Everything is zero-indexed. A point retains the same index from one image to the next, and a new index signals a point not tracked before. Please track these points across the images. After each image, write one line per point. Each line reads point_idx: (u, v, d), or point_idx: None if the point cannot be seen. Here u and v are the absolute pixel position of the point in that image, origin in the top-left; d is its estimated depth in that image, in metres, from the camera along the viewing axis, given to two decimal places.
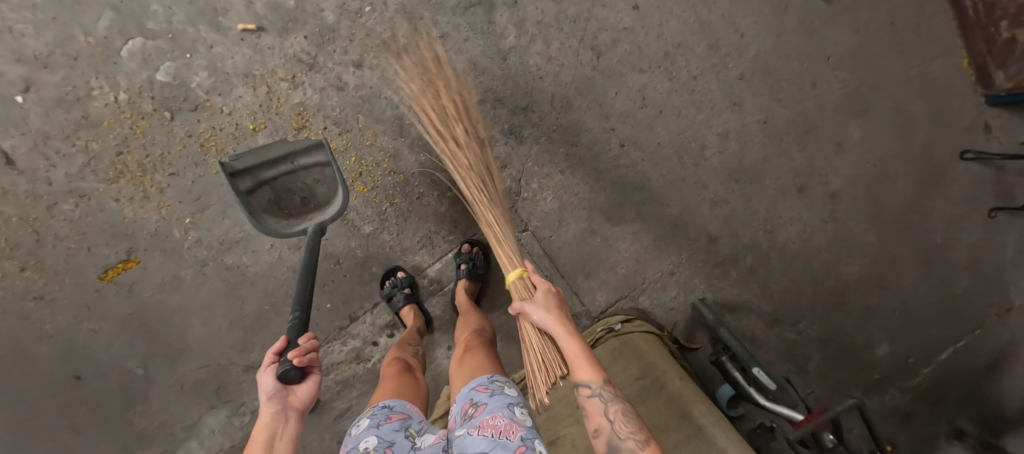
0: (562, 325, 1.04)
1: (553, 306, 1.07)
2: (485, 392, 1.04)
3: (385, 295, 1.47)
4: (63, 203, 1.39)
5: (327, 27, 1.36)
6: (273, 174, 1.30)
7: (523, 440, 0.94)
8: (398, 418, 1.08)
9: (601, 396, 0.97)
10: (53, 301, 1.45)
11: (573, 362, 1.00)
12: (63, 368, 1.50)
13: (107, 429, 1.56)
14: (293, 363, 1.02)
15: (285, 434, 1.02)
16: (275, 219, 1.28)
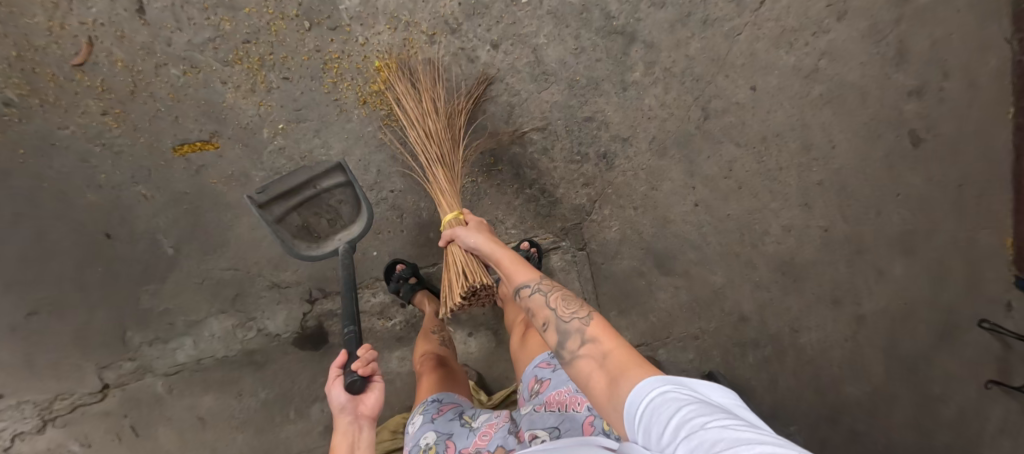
0: (487, 240, 1.23)
1: (482, 230, 1.26)
2: (547, 368, 1.27)
3: (393, 290, 1.52)
4: (171, 67, 1.39)
5: (482, 3, 1.41)
6: (299, 201, 1.36)
7: (588, 409, 1.15)
8: (450, 408, 1.29)
9: (540, 291, 1.06)
10: (119, 154, 1.43)
11: (512, 270, 1.14)
12: (99, 222, 1.47)
13: (113, 297, 1.53)
14: (357, 373, 1.13)
15: (361, 442, 1.13)
16: (306, 243, 1.38)
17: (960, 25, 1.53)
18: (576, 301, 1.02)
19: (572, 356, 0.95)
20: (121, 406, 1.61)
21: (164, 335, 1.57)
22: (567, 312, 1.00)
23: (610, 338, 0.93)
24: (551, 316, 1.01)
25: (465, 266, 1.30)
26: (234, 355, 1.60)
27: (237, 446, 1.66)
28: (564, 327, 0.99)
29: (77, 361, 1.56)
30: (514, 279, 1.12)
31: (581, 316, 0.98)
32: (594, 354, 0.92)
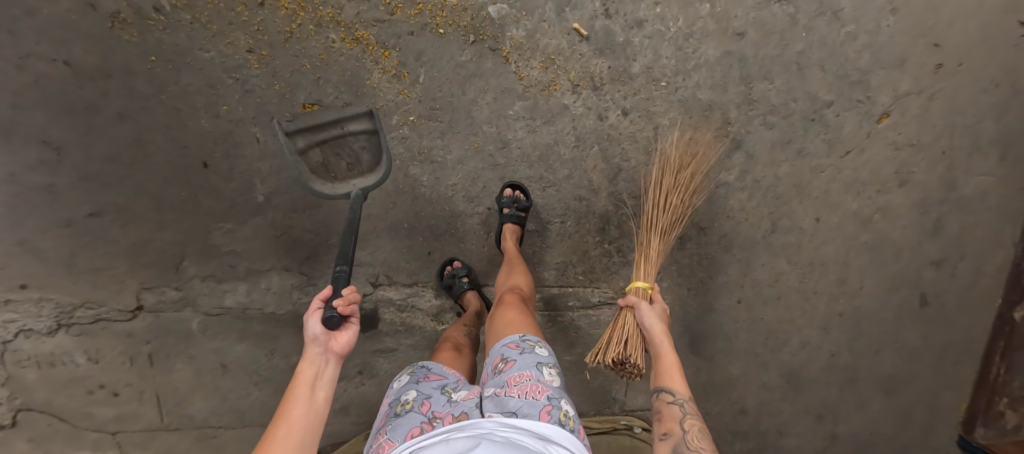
0: (670, 350, 1.27)
1: (659, 317, 1.34)
2: (515, 349, 1.18)
3: (445, 284, 1.58)
4: (330, 31, 1.41)
5: (628, 73, 1.52)
6: (325, 137, 1.39)
7: (547, 399, 1.06)
8: (436, 379, 1.21)
9: (681, 407, 1.20)
10: (249, 92, 1.43)
11: (666, 371, 1.26)
12: (201, 150, 1.45)
13: (185, 223, 1.50)
14: (337, 309, 1.12)
15: (326, 375, 1.10)
16: (322, 182, 1.39)
17: (990, 222, 1.78)
18: (706, 437, 1.17)
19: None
20: (150, 331, 1.57)
21: (220, 275, 1.56)
22: (693, 442, 1.16)
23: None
24: (676, 432, 1.18)
25: (627, 337, 1.38)
26: (282, 314, 1.61)
27: (248, 400, 1.66)
28: (678, 449, 1.16)
29: (121, 275, 1.52)
30: (659, 381, 1.26)
31: (700, 450, 1.14)
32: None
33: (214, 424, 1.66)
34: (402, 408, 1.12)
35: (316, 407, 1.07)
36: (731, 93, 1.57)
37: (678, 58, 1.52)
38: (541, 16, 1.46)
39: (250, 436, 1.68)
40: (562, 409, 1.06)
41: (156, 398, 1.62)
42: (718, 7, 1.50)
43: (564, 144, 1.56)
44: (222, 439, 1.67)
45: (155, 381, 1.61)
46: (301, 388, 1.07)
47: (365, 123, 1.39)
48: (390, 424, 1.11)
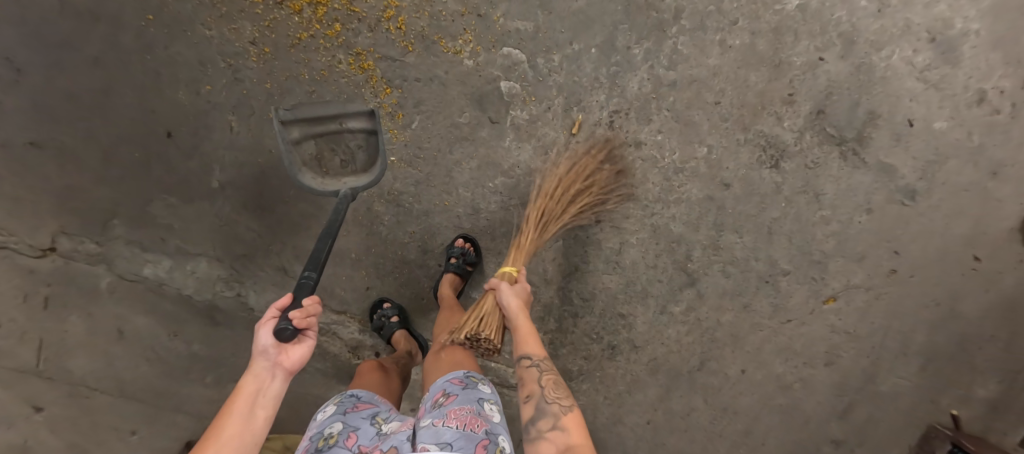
0: (517, 308, 1.30)
1: (521, 297, 1.32)
2: (458, 384, 1.11)
3: (376, 325, 1.54)
4: (339, 53, 1.40)
5: (611, 186, 1.53)
6: (322, 130, 1.32)
7: (486, 433, 0.99)
8: (366, 408, 1.14)
9: (537, 367, 1.21)
10: (238, 82, 1.40)
11: (521, 340, 1.27)
12: (169, 119, 1.42)
13: (129, 183, 1.46)
14: (292, 322, 1.04)
15: (269, 391, 1.04)
16: (313, 175, 1.33)
17: (906, 429, 1.79)
18: (565, 393, 1.17)
19: (537, 433, 1.11)
20: (54, 274, 1.49)
21: (146, 244, 1.51)
22: (552, 396, 1.16)
23: (578, 437, 1.07)
24: (536, 392, 1.18)
25: (482, 315, 1.33)
26: (199, 300, 1.58)
27: (135, 373, 1.56)
28: (542, 406, 1.15)
29: (44, 212, 1.44)
30: (519, 349, 1.26)
31: (562, 403, 1.14)
32: (555, 441, 1.07)
33: (91, 385, 1.51)
34: (325, 442, 1.04)
35: (252, 426, 1.01)
36: (701, 234, 1.59)
37: (662, 187, 1.55)
38: (547, 106, 1.47)
39: (127, 407, 1.54)
40: (500, 446, 0.98)
41: (36, 340, 1.46)
42: (714, 154, 1.53)
43: (530, 228, 1.56)
44: (95, 402, 1.50)
45: (41, 323, 1.47)
46: (240, 402, 1.01)
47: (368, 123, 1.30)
48: None
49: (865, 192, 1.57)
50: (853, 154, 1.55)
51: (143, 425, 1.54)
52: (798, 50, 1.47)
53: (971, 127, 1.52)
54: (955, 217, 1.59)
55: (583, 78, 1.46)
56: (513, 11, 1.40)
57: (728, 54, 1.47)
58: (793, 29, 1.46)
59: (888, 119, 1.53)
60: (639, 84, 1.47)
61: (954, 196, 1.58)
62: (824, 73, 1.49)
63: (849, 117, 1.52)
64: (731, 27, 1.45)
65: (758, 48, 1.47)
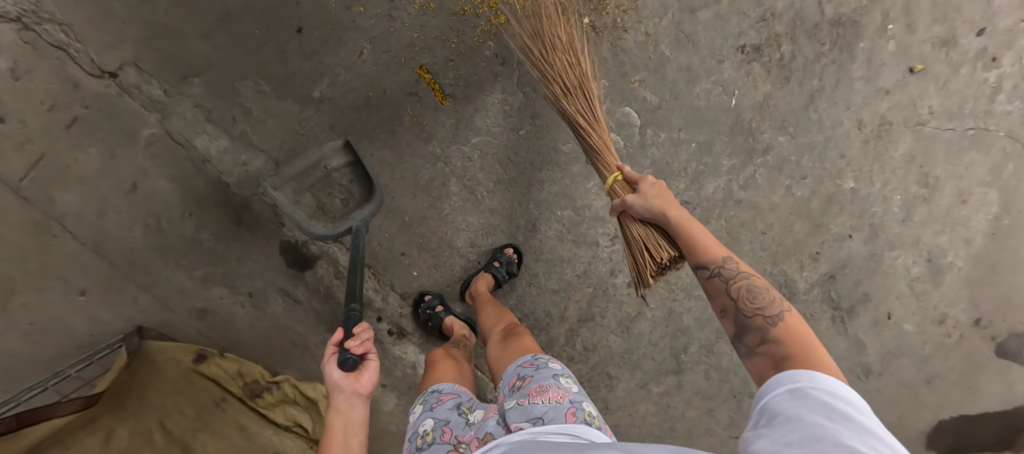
0: (665, 214, 1.09)
1: (654, 192, 1.13)
2: (529, 367, 1.14)
3: (423, 318, 1.57)
4: (490, 40, 1.46)
5: None
6: (311, 180, 1.39)
7: (571, 402, 1.02)
8: (450, 399, 1.17)
9: (722, 276, 0.98)
10: (391, 16, 1.39)
11: (689, 247, 1.05)
12: (307, 15, 1.37)
13: (230, 53, 1.38)
14: (351, 350, 1.07)
15: (356, 419, 1.07)
16: (325, 223, 1.37)
17: None
18: (767, 296, 0.94)
19: (746, 351, 0.93)
20: (98, 100, 1.37)
21: (214, 115, 1.43)
22: (750, 307, 0.94)
23: (797, 344, 0.87)
24: (731, 305, 0.96)
25: (644, 238, 1.17)
26: (235, 193, 1.52)
27: (125, 234, 1.47)
28: (743, 322, 0.94)
29: (127, 36, 1.34)
30: (692, 258, 1.04)
31: (767, 313, 0.92)
32: (771, 357, 0.88)
33: (66, 225, 1.43)
34: (423, 440, 1.08)
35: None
36: (703, 333, 1.75)
37: (691, 280, 1.72)
38: (636, 172, 1.61)
39: (91, 263, 1.47)
40: (587, 410, 1.02)
41: (38, 156, 1.37)
42: None
43: (572, 266, 1.65)
44: (58, 243, 1.43)
45: (53, 142, 1.37)
46: (336, 436, 1.05)
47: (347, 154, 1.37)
48: None
49: (835, 356, 1.83)
50: (841, 320, 1.80)
51: (95, 288, 1.48)
52: (838, 221, 1.73)
53: (928, 339, 1.83)
54: (889, 405, 1.88)
55: (674, 163, 1.62)
56: (648, 82, 1.55)
57: (788, 199, 1.70)
58: (841, 203, 1.72)
59: (875, 306, 1.80)
60: (714, 189, 1.66)
61: (896, 387, 1.87)
62: (848, 248, 1.75)
63: (850, 290, 1.78)
64: (800, 179, 1.69)
65: (811, 205, 1.71)
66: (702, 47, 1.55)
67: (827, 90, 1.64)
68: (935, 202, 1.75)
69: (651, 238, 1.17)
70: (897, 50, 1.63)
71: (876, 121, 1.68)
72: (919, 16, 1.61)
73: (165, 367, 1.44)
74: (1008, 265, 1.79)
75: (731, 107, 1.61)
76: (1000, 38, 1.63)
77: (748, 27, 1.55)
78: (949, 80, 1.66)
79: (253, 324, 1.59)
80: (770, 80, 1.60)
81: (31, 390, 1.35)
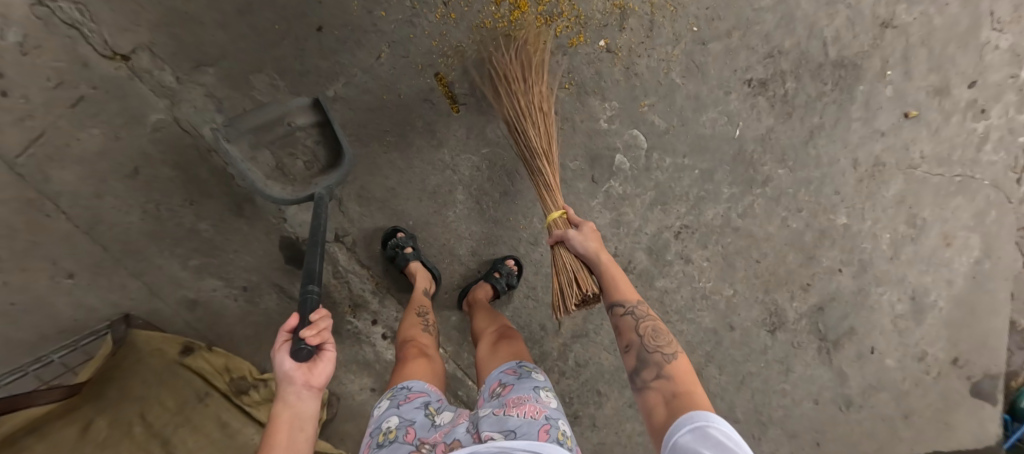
0: (597, 253, 1.19)
1: (592, 237, 1.22)
2: (512, 374, 1.16)
3: (389, 254, 1.50)
4: None
5: (650, 280, 1.71)
6: (271, 137, 1.31)
7: (546, 418, 1.02)
8: (418, 398, 1.12)
9: (633, 314, 1.12)
10: (411, 23, 1.42)
11: (609, 285, 1.17)
12: (329, 14, 1.38)
13: (248, 45, 1.37)
14: (305, 341, 1.00)
15: (305, 413, 1.01)
16: (283, 185, 1.31)
17: None
18: (665, 336, 1.10)
19: (642, 384, 1.06)
20: (107, 81, 1.34)
21: (224, 105, 1.40)
22: (652, 344, 1.09)
23: (684, 382, 1.02)
24: (637, 341, 1.10)
25: (571, 271, 1.26)
26: (239, 184, 1.46)
27: (120, 219, 1.43)
28: (644, 356, 1.08)
29: (144, 20, 1.32)
30: (607, 296, 1.16)
31: (665, 351, 1.08)
32: (663, 391, 1.02)
33: (60, 205, 1.40)
34: (385, 436, 1.03)
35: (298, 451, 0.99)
36: (692, 357, 1.79)
37: (685, 303, 1.74)
38: (640, 193, 1.63)
39: (82, 245, 1.44)
40: (561, 430, 1.01)
41: (38, 133, 1.34)
42: (735, 298, 1.76)
43: None
44: (51, 224, 1.41)
45: (55, 120, 1.34)
46: (283, 433, 0.98)
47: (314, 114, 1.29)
48: None
49: (819, 386, 1.86)
50: (827, 351, 1.84)
51: (83, 272, 1.45)
52: (829, 255, 1.78)
53: (907, 375, 1.88)
54: (867, 438, 1.91)
55: (677, 187, 1.65)
56: (658, 107, 1.58)
57: (783, 230, 1.74)
58: (833, 238, 1.77)
59: (860, 339, 1.85)
60: (713, 216, 1.69)
61: (875, 420, 1.91)
62: (837, 281, 1.80)
63: (837, 322, 1.82)
64: (795, 212, 1.73)
65: (805, 237, 1.76)
66: (711, 77, 1.59)
67: (826, 127, 1.69)
68: (921, 242, 1.81)
69: (571, 277, 1.26)
70: (894, 94, 1.70)
71: (871, 161, 1.74)
72: (915, 64, 1.68)
73: (149, 360, 1.39)
74: (985, 309, 1.86)
75: (735, 137, 1.65)
76: (988, 91, 1.71)
77: (756, 62, 1.60)
78: (940, 127, 1.73)
79: (244, 320, 1.55)
80: (773, 114, 1.65)
81: (11, 375, 1.33)
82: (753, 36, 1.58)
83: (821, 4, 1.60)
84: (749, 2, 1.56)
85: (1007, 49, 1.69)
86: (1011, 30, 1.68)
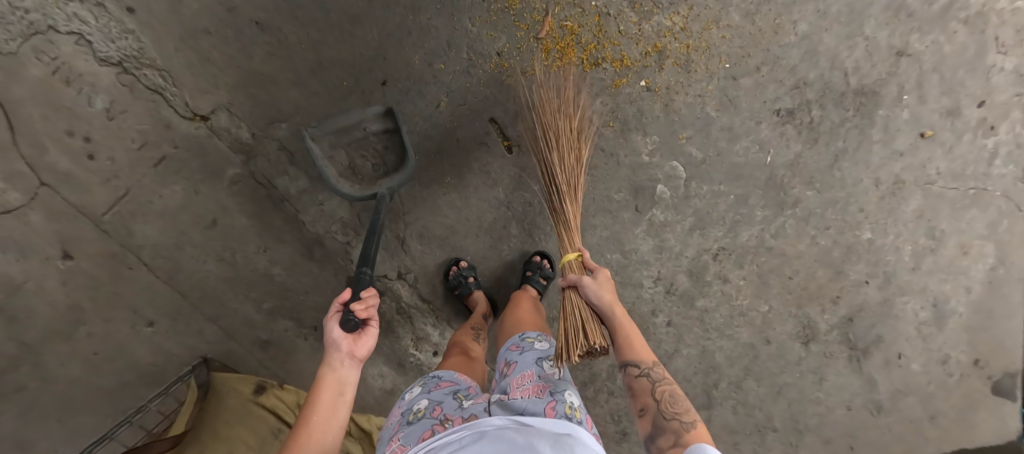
0: (612, 305, 1.26)
1: (606, 286, 1.30)
2: (516, 350, 1.26)
3: (452, 284, 1.60)
4: (556, 97, 1.59)
5: (692, 301, 1.80)
6: (349, 138, 1.41)
7: (551, 395, 1.11)
8: (448, 386, 1.22)
9: (650, 377, 1.17)
10: (467, 73, 1.52)
11: (625, 343, 1.23)
12: (393, 69, 1.48)
13: (318, 101, 1.47)
14: (354, 314, 1.12)
15: (347, 381, 1.12)
16: (351, 183, 1.39)
17: None
18: (682, 402, 1.14)
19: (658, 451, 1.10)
20: (188, 141, 1.43)
21: (296, 157, 1.48)
22: (670, 412, 1.13)
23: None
24: (653, 406, 1.15)
25: (579, 314, 1.31)
26: (309, 230, 1.54)
27: (198, 268, 1.50)
28: (662, 423, 1.13)
29: (223, 82, 1.41)
30: (623, 355, 1.22)
31: (682, 419, 1.11)
32: None
33: (142, 257, 1.47)
34: (414, 416, 1.14)
35: (337, 413, 1.10)
36: (732, 370, 1.89)
37: (724, 321, 1.84)
38: (680, 219, 1.73)
39: (162, 292, 1.50)
40: (568, 403, 1.10)
41: (124, 192, 1.42)
42: (770, 314, 1.87)
43: None
44: (134, 275, 1.48)
45: (139, 178, 1.42)
46: (327, 393, 1.10)
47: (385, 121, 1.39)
48: (404, 431, 1.13)
49: (851, 392, 1.97)
50: (857, 360, 1.95)
51: (162, 320, 1.51)
52: (856, 268, 1.90)
53: (932, 378, 2.00)
54: (895, 439, 2.03)
55: (714, 213, 1.75)
56: (695, 139, 1.69)
57: (813, 248, 1.85)
58: (859, 252, 1.89)
59: (887, 347, 1.96)
60: (748, 237, 1.80)
61: (902, 422, 2.02)
62: (864, 293, 1.92)
63: (865, 332, 1.94)
64: (824, 230, 1.85)
65: (833, 253, 1.87)
66: (743, 110, 1.70)
67: (850, 151, 1.80)
68: (940, 253, 1.92)
69: (580, 318, 1.31)
70: (910, 118, 1.82)
71: (892, 180, 1.85)
72: (928, 88, 1.80)
73: (227, 400, 1.44)
74: (1002, 313, 1.96)
75: (766, 164, 1.75)
76: (997, 110, 1.83)
77: (783, 93, 1.71)
78: (954, 145, 1.85)
79: (313, 356, 1.63)
80: (801, 140, 1.76)
81: (118, 427, 1.45)
82: (779, 70, 1.69)
83: (841, 38, 1.71)
84: (775, 39, 1.67)
85: (1013, 70, 1.80)
86: (1016, 53, 1.79)
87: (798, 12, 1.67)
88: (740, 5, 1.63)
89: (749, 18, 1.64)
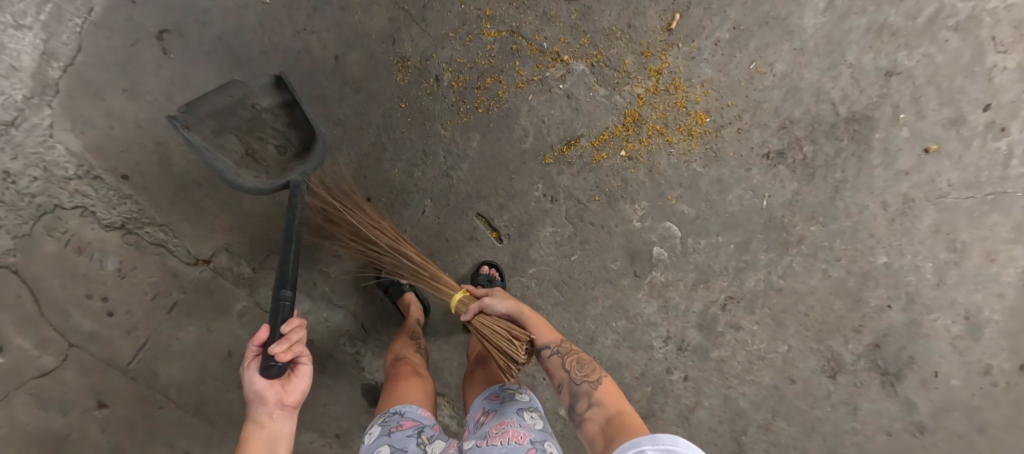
0: (516, 309, 1.30)
1: (504, 298, 1.33)
2: (495, 400, 1.26)
3: (385, 283, 1.61)
4: (539, 182, 1.64)
5: (706, 353, 1.79)
6: (237, 121, 1.35)
7: (531, 442, 1.12)
8: (410, 425, 1.21)
9: (558, 352, 1.21)
10: (446, 177, 1.61)
11: (533, 334, 1.27)
12: (375, 186, 1.59)
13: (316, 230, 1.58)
14: (275, 358, 1.06)
15: (280, 432, 1.10)
16: (255, 173, 1.35)
17: None
18: (588, 365, 1.21)
19: (580, 416, 1.16)
20: (195, 284, 1.53)
21: (297, 281, 1.59)
22: (579, 376, 1.19)
23: (615, 406, 1.14)
24: (565, 378, 1.19)
25: (489, 334, 1.33)
26: (319, 346, 1.62)
27: (222, 396, 1.58)
28: (575, 390, 1.18)
29: (218, 226, 1.52)
30: (534, 345, 1.26)
31: (590, 379, 1.18)
32: (597, 419, 1.13)
33: (170, 396, 1.54)
34: None
35: None
36: (758, 414, 1.84)
37: (743, 367, 1.81)
38: (682, 276, 1.73)
39: (192, 424, 1.56)
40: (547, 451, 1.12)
41: (144, 340, 1.51)
42: (790, 353, 1.81)
43: (630, 369, 1.77)
44: (164, 412, 1.53)
45: (156, 326, 1.51)
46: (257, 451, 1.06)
47: (279, 94, 1.35)
48: None
49: (888, 418, 1.83)
50: (890, 384, 1.82)
51: (198, 448, 1.56)
52: (875, 293, 1.79)
53: (976, 390, 1.80)
54: None
55: (716, 264, 1.74)
56: (685, 197, 1.68)
57: (826, 281, 1.79)
58: (876, 278, 1.78)
59: (921, 366, 1.81)
60: (755, 282, 1.76)
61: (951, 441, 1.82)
62: (888, 318, 1.80)
63: (895, 355, 1.81)
64: (835, 262, 1.78)
65: (848, 283, 1.79)
66: (730, 159, 1.68)
67: (850, 180, 1.73)
68: (965, 264, 1.76)
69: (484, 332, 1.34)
70: (910, 135, 1.71)
71: (900, 200, 1.74)
72: (926, 103, 1.70)
73: None
74: None
75: (763, 208, 1.72)
76: (1004, 109, 1.68)
77: (770, 135, 1.68)
78: (963, 155, 1.71)
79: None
80: (796, 178, 1.71)
81: None
82: (762, 114, 1.67)
83: (823, 70, 1.66)
84: (753, 85, 1.65)
85: (1016, 67, 1.67)
86: (1017, 49, 1.66)
87: (773, 54, 1.64)
88: (712, 59, 1.63)
89: (722, 70, 1.64)
